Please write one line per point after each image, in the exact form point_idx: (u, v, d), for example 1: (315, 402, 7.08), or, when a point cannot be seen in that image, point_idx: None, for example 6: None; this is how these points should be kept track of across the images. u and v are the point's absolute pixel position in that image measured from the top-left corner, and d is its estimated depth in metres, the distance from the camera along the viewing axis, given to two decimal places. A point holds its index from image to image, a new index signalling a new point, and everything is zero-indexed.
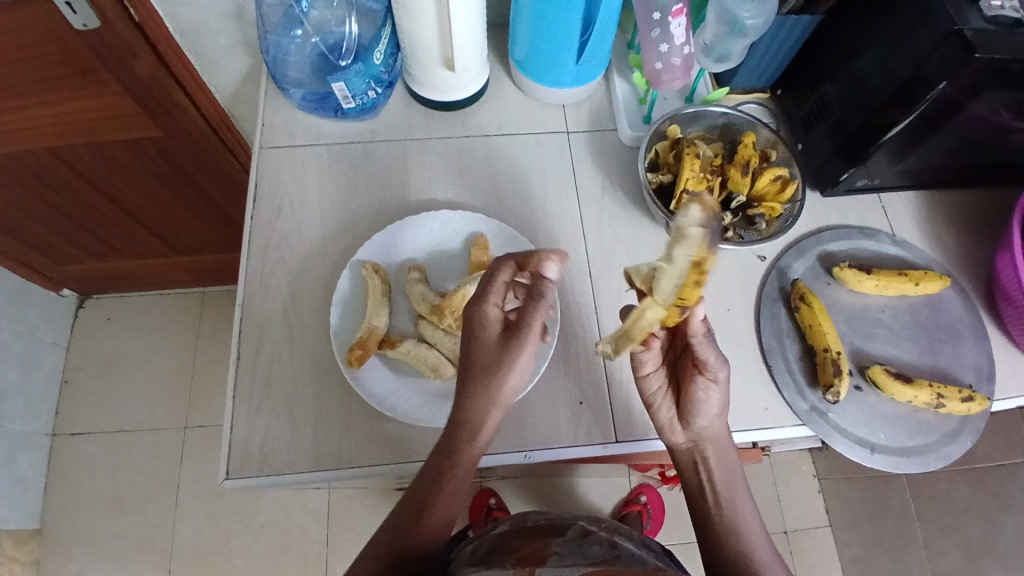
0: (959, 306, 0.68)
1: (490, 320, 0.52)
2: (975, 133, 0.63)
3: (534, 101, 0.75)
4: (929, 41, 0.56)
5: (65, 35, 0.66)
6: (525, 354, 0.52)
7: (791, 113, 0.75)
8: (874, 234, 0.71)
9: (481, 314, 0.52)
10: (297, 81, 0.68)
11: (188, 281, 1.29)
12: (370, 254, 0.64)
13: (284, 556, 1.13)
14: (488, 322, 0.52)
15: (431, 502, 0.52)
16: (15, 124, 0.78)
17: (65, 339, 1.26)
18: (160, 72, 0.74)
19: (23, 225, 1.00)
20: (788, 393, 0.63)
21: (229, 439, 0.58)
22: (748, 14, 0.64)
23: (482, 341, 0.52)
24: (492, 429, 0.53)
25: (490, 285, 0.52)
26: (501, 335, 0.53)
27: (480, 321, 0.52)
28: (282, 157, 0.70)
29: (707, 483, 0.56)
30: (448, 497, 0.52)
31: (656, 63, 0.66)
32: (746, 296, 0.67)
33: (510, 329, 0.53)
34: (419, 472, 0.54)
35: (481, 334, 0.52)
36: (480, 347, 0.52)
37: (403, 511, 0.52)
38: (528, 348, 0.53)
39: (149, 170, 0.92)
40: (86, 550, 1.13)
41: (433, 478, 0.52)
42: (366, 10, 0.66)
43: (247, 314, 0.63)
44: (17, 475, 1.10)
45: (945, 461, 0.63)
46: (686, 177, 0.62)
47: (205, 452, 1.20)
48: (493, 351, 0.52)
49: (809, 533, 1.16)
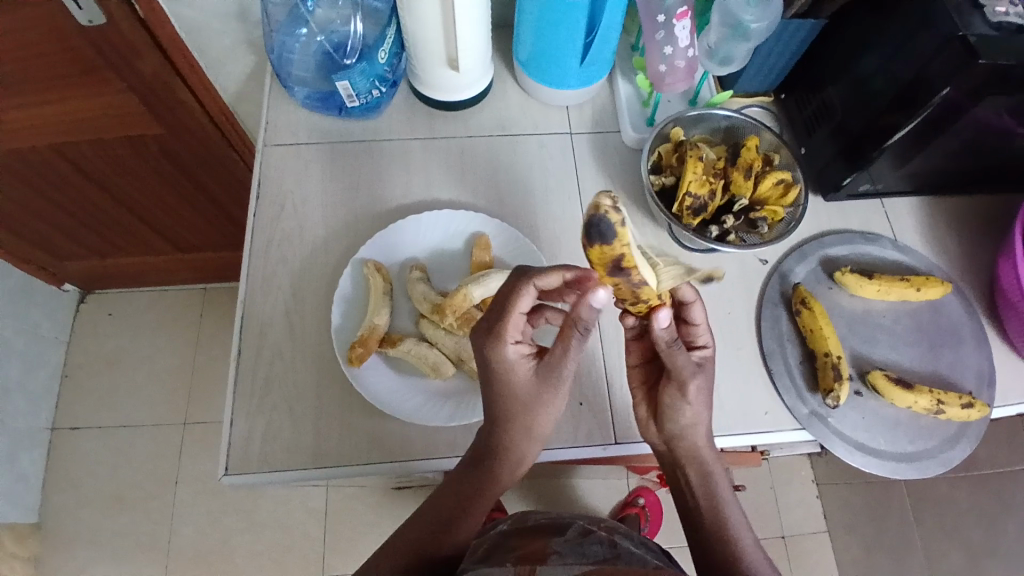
0: (960, 312, 0.68)
1: (513, 358, 0.51)
2: (978, 138, 0.63)
3: (537, 102, 0.75)
4: (932, 45, 0.56)
5: (70, 32, 0.66)
6: (561, 385, 0.51)
7: (794, 117, 0.75)
8: (876, 239, 0.71)
9: (505, 354, 0.50)
10: (301, 79, 0.68)
11: (190, 278, 1.29)
12: (371, 252, 0.64)
13: (282, 554, 1.13)
14: (513, 361, 0.51)
15: (465, 515, 0.50)
16: (19, 120, 0.78)
17: (66, 334, 1.26)
18: (165, 70, 0.75)
19: (26, 221, 1.00)
20: (789, 397, 0.63)
21: (229, 437, 0.58)
22: (753, 17, 0.64)
23: (513, 381, 0.51)
24: (525, 444, 0.52)
25: (506, 323, 0.50)
26: (531, 370, 0.51)
27: (506, 362, 0.51)
28: (285, 155, 0.70)
29: (707, 486, 0.56)
30: (480, 511, 0.51)
31: (660, 65, 0.66)
32: (748, 299, 0.67)
33: (540, 363, 0.51)
34: (450, 485, 0.52)
35: (510, 375, 0.51)
36: (513, 385, 0.51)
37: (429, 518, 0.50)
38: (563, 381, 0.51)
39: (153, 168, 0.92)
40: (84, 546, 1.13)
41: (478, 481, 0.51)
42: (372, 10, 0.66)
43: (248, 311, 0.63)
44: (16, 470, 1.11)
45: (946, 467, 0.62)
46: (689, 180, 0.62)
47: (205, 448, 1.20)
48: (527, 388, 0.51)
49: (809, 537, 1.15)
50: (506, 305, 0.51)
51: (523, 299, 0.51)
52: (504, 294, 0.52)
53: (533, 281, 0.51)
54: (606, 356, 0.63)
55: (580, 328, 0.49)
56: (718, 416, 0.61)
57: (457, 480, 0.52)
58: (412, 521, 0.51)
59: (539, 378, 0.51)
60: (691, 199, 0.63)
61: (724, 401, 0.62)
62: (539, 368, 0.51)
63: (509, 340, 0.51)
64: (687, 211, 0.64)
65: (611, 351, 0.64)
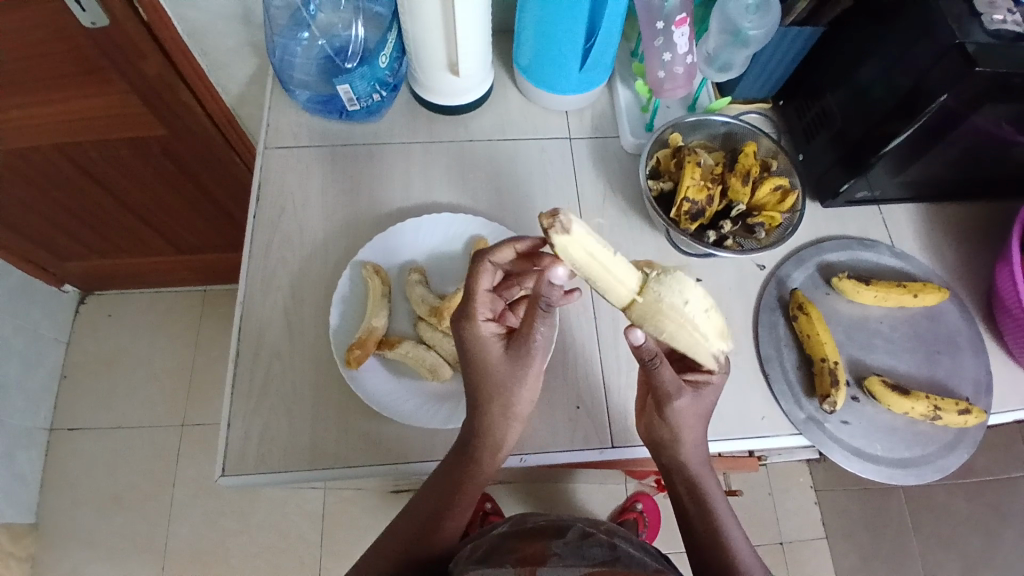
0: (957, 319, 0.69)
1: (487, 336, 0.51)
2: (976, 145, 0.63)
3: (537, 107, 0.75)
4: (930, 54, 0.56)
5: (74, 34, 0.67)
6: (535, 360, 0.51)
7: (792, 124, 0.75)
8: (874, 245, 0.72)
9: (479, 330, 0.50)
10: (303, 82, 0.68)
11: (190, 279, 1.29)
12: (371, 255, 0.64)
13: (279, 557, 1.13)
14: (486, 338, 0.50)
15: (448, 509, 0.51)
16: (22, 120, 0.78)
17: (66, 334, 1.26)
18: (168, 72, 0.75)
19: (27, 221, 1.00)
20: (786, 402, 0.63)
21: (226, 437, 0.58)
22: (752, 24, 0.64)
23: (488, 358, 0.51)
24: (509, 437, 0.52)
25: (475, 301, 0.51)
26: (504, 347, 0.51)
27: (480, 339, 0.50)
28: (286, 158, 0.71)
29: (702, 490, 0.56)
30: (464, 505, 0.52)
31: (659, 72, 0.67)
32: (745, 304, 0.67)
33: (511, 338, 0.51)
34: (433, 481, 0.53)
35: (485, 351, 0.51)
36: (489, 360, 0.51)
37: (416, 516, 0.52)
38: (536, 356, 0.51)
39: (154, 169, 0.92)
40: (81, 546, 1.12)
41: (455, 480, 0.52)
42: (373, 14, 0.67)
43: (248, 312, 0.63)
44: (14, 470, 1.10)
45: (943, 473, 0.63)
46: (687, 185, 0.63)
47: (203, 450, 1.20)
48: (503, 365, 0.50)
49: (807, 544, 1.16)
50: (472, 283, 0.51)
51: (485, 275, 0.51)
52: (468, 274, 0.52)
53: (489, 257, 0.51)
54: (604, 360, 0.64)
55: (544, 304, 0.48)
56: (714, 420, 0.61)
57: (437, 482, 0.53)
58: (399, 520, 0.53)
59: (512, 354, 0.50)
60: (689, 204, 0.63)
61: (721, 405, 0.62)
62: (511, 343, 0.51)
63: (481, 318, 0.51)
64: (686, 215, 0.64)
65: (608, 355, 0.64)
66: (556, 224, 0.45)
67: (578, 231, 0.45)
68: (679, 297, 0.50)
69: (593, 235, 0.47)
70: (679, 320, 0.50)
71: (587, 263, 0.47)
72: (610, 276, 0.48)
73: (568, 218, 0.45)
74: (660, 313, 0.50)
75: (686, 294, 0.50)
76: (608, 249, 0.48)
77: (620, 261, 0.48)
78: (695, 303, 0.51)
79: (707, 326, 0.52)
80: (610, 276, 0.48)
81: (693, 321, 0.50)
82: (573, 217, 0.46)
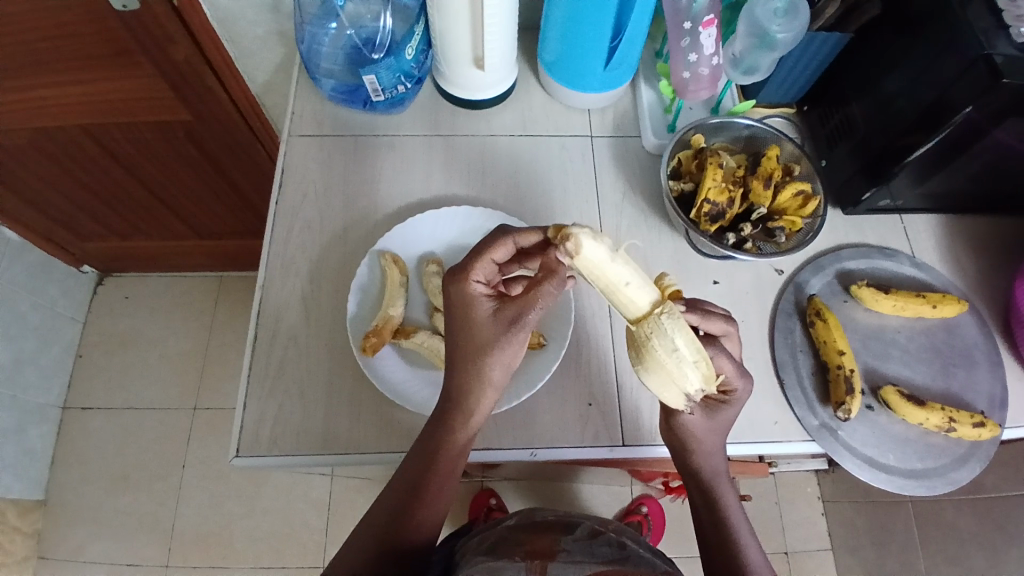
0: (975, 332, 0.68)
1: (477, 296, 0.50)
2: (1000, 160, 0.63)
3: (559, 105, 0.76)
4: (956, 67, 0.56)
5: (105, 16, 0.68)
6: (522, 333, 0.50)
7: (816, 131, 0.75)
8: (894, 254, 0.71)
9: (469, 289, 0.50)
10: (329, 71, 0.69)
11: (207, 265, 1.31)
12: (390, 245, 0.65)
13: (283, 543, 1.14)
14: (476, 297, 0.50)
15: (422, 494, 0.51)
16: (49, 100, 0.80)
17: (82, 314, 1.28)
18: (195, 57, 0.76)
19: (50, 199, 1.02)
20: (799, 408, 0.62)
21: (241, 419, 0.58)
22: (780, 28, 0.64)
23: (475, 317, 0.50)
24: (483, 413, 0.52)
25: (475, 260, 0.51)
26: (493, 310, 0.50)
27: (468, 298, 0.50)
28: (310, 145, 0.72)
29: (711, 492, 0.56)
30: (437, 487, 0.51)
31: (684, 72, 0.67)
32: (761, 308, 0.67)
33: (500, 304, 0.50)
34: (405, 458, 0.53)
35: (472, 310, 0.50)
36: (475, 320, 0.50)
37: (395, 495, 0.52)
38: (524, 330, 0.50)
39: (177, 153, 0.93)
40: (88, 523, 1.14)
41: (423, 464, 0.51)
42: (401, 6, 0.67)
43: (266, 296, 0.64)
44: (24, 444, 1.12)
45: (953, 486, 0.62)
46: (708, 187, 0.62)
47: (213, 434, 1.21)
48: (487, 327, 0.50)
49: (810, 555, 1.20)
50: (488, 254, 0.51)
51: (499, 249, 0.52)
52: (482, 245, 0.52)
53: (514, 236, 0.52)
54: (617, 359, 0.64)
55: (557, 280, 0.49)
56: None
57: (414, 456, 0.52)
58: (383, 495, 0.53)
59: (498, 319, 0.50)
60: (709, 206, 0.63)
61: None
62: (498, 307, 0.50)
63: (475, 278, 0.51)
64: (705, 217, 0.64)
65: (621, 353, 0.64)
66: (563, 244, 0.48)
67: (585, 250, 0.47)
68: (667, 343, 0.49)
69: (605, 262, 0.48)
70: (657, 362, 0.50)
71: (591, 280, 0.49)
72: (611, 294, 0.50)
73: (573, 243, 0.47)
74: (642, 346, 0.50)
75: (677, 344, 0.49)
76: (616, 276, 0.48)
77: (629, 288, 0.49)
78: (684, 353, 0.49)
79: (690, 375, 0.50)
80: (611, 295, 0.50)
81: (672, 369, 0.50)
82: (582, 244, 0.47)
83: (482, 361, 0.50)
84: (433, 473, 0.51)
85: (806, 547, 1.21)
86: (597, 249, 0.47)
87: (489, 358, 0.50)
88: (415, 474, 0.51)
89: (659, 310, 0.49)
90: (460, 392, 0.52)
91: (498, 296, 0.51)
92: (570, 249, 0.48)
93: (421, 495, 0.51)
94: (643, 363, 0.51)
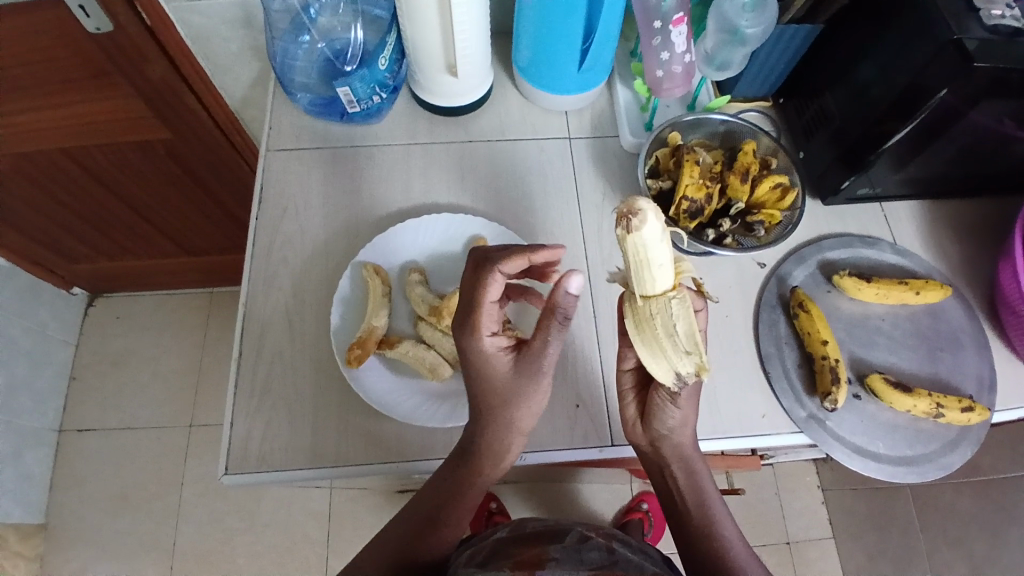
0: (960, 316, 0.68)
1: (491, 352, 0.49)
2: (975, 143, 0.63)
3: (537, 108, 0.76)
4: (928, 50, 0.56)
5: (78, 38, 0.68)
6: (541, 380, 0.50)
7: (792, 122, 0.75)
8: (875, 242, 0.71)
9: (484, 346, 0.49)
10: (303, 85, 0.68)
11: (198, 281, 1.31)
12: (371, 255, 0.65)
13: (286, 557, 1.14)
14: (490, 354, 0.49)
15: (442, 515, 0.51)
16: (26, 125, 0.80)
17: (75, 336, 1.28)
18: (172, 76, 0.76)
19: (35, 223, 1.01)
20: (786, 400, 0.63)
21: (228, 437, 0.58)
22: (748, 23, 0.64)
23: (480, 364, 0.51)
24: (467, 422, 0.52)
25: (478, 316, 0.49)
26: (511, 361, 0.50)
27: (485, 355, 0.49)
28: (289, 160, 0.72)
29: (688, 477, 0.57)
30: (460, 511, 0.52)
31: (657, 71, 0.67)
32: (746, 300, 0.67)
33: (521, 354, 0.50)
34: (426, 485, 0.54)
35: (490, 364, 0.50)
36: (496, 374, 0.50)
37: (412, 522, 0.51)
38: (545, 374, 0.50)
39: (160, 171, 0.93)
40: (88, 547, 1.14)
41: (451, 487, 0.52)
42: (372, 17, 0.67)
43: (250, 312, 0.64)
44: (22, 469, 1.12)
45: (945, 471, 0.62)
46: (686, 184, 0.63)
47: (210, 450, 1.21)
48: (507, 382, 0.50)
49: (814, 544, 1.18)
50: (470, 284, 0.49)
51: (492, 288, 0.48)
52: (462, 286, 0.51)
53: (498, 268, 0.48)
54: (604, 358, 0.63)
55: (560, 317, 0.48)
56: (712, 418, 0.61)
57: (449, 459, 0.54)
58: (407, 509, 0.53)
59: (520, 372, 0.50)
60: (688, 203, 0.63)
61: (719, 404, 0.62)
62: (520, 359, 0.50)
63: (485, 333, 0.49)
64: (684, 214, 0.64)
65: (607, 353, 0.64)
66: (628, 215, 0.46)
67: (648, 225, 0.46)
68: (669, 322, 0.50)
69: (656, 242, 0.47)
70: (653, 339, 0.50)
71: (628, 254, 0.48)
72: (634, 272, 0.49)
73: (639, 217, 0.46)
74: (648, 322, 0.51)
75: (680, 327, 0.50)
76: (655, 255, 0.47)
77: (659, 268, 0.49)
78: (686, 334, 0.51)
79: (683, 356, 0.51)
80: (638, 270, 0.49)
81: (669, 354, 0.51)
82: (650, 217, 0.46)
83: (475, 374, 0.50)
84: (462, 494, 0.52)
85: (809, 535, 1.19)
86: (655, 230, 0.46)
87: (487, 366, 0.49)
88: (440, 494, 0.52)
89: (671, 294, 0.50)
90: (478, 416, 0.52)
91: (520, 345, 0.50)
92: (648, 214, 0.46)
93: (455, 501, 0.52)
94: (648, 343, 0.51)
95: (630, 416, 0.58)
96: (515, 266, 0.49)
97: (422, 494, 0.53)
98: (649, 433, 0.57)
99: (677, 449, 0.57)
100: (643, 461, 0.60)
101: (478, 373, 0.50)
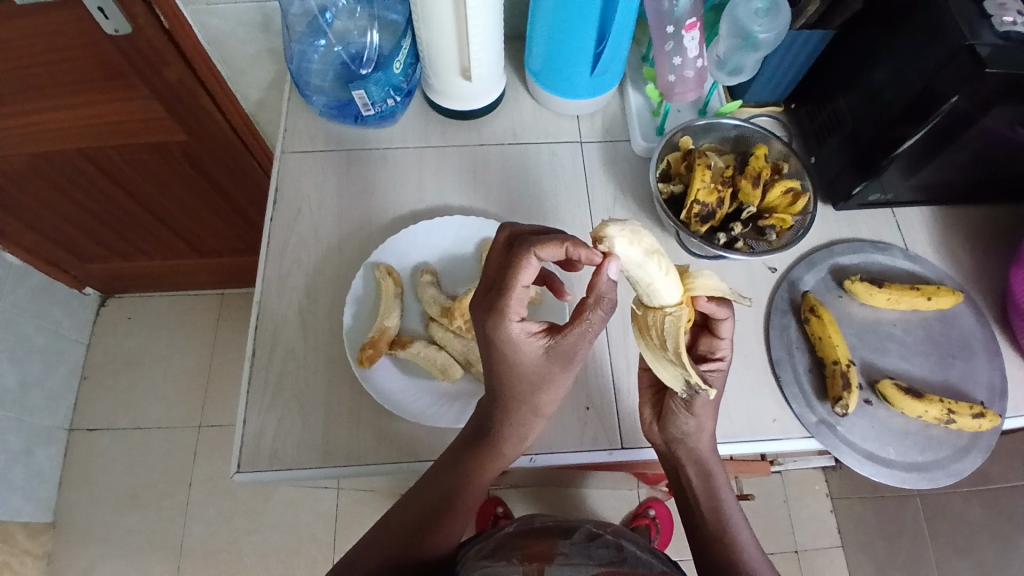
0: (971, 322, 0.68)
1: (520, 338, 0.48)
2: (987, 149, 0.63)
3: (548, 111, 0.76)
4: (940, 54, 0.56)
5: (98, 40, 0.69)
6: (566, 365, 0.50)
7: (804, 127, 0.75)
8: (887, 248, 0.71)
9: (507, 329, 0.47)
10: (319, 88, 0.69)
11: (209, 283, 1.32)
12: (384, 257, 0.65)
13: (292, 558, 1.14)
14: (520, 340, 0.48)
15: (452, 504, 0.52)
16: (45, 125, 0.81)
17: (87, 336, 1.29)
18: (188, 78, 0.77)
19: (50, 222, 1.03)
20: (797, 405, 0.62)
21: (241, 434, 0.59)
22: (762, 28, 0.64)
23: (491, 368, 0.50)
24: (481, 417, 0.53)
25: (507, 301, 0.46)
26: (541, 347, 0.48)
27: (513, 343, 0.48)
28: (303, 161, 0.72)
29: (694, 478, 0.58)
30: (469, 500, 0.53)
31: (670, 75, 0.67)
32: (756, 304, 0.67)
33: (553, 341, 0.48)
34: (437, 465, 0.54)
35: (504, 360, 0.49)
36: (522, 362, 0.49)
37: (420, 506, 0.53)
38: (574, 357, 0.50)
39: (174, 173, 0.94)
40: (96, 545, 1.14)
41: (463, 476, 0.53)
42: (388, 21, 0.68)
43: (263, 311, 0.64)
44: (33, 466, 1.13)
45: (956, 477, 0.62)
46: (697, 188, 0.63)
47: (218, 450, 1.22)
48: (539, 370, 0.49)
49: (821, 553, 1.17)
50: (503, 268, 0.47)
51: (525, 272, 0.46)
52: (494, 268, 0.48)
53: (534, 252, 0.45)
54: (614, 360, 0.64)
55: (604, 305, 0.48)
56: (723, 421, 0.61)
57: (464, 436, 0.54)
58: (415, 490, 0.54)
59: (554, 359, 0.49)
60: (699, 207, 0.64)
61: (729, 406, 0.62)
62: (552, 346, 0.48)
63: (513, 319, 0.47)
64: (696, 218, 0.64)
65: (618, 356, 0.64)
66: (602, 241, 0.49)
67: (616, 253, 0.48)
68: (665, 334, 0.53)
69: (636, 265, 0.49)
70: (652, 346, 0.55)
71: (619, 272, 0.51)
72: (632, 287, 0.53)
73: (608, 244, 0.48)
74: (646, 330, 0.55)
75: (671, 342, 0.53)
76: (643, 275, 0.50)
77: (652, 285, 0.51)
78: (674, 348, 0.53)
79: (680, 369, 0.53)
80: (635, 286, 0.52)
81: (666, 365, 0.54)
82: (616, 245, 0.48)
83: (490, 374, 0.51)
84: (472, 483, 0.53)
85: (818, 544, 1.18)
86: (627, 257, 0.48)
87: (497, 365, 0.49)
88: (451, 481, 0.53)
89: (668, 310, 0.53)
90: (497, 410, 0.52)
91: (552, 332, 0.49)
92: (618, 243, 0.48)
93: (468, 487, 0.52)
94: (647, 350, 0.55)
95: (647, 417, 0.59)
96: (551, 252, 0.46)
97: (432, 476, 0.54)
98: (668, 431, 0.57)
99: (684, 452, 0.57)
100: (664, 465, 0.60)
101: (487, 369, 0.51)
